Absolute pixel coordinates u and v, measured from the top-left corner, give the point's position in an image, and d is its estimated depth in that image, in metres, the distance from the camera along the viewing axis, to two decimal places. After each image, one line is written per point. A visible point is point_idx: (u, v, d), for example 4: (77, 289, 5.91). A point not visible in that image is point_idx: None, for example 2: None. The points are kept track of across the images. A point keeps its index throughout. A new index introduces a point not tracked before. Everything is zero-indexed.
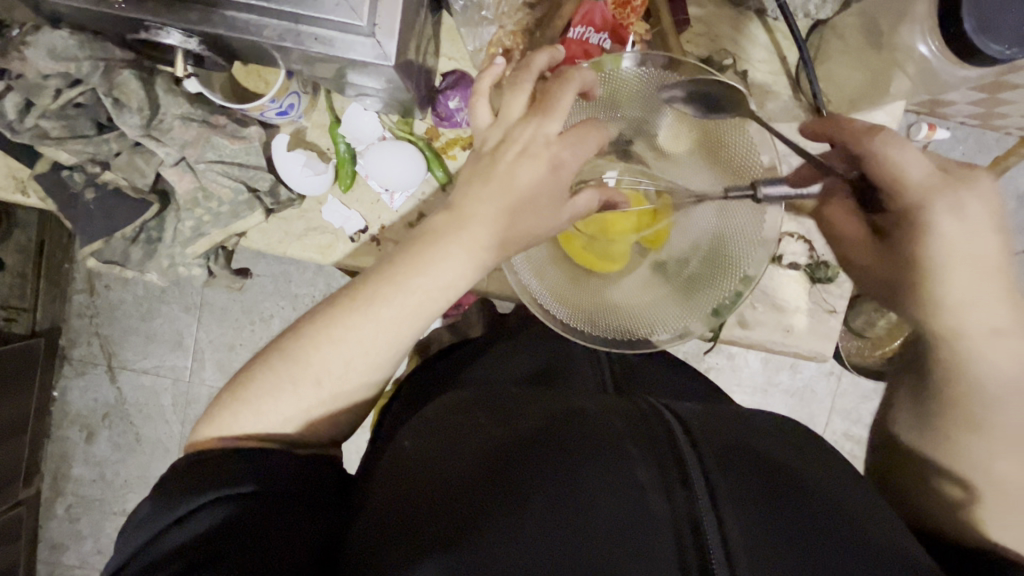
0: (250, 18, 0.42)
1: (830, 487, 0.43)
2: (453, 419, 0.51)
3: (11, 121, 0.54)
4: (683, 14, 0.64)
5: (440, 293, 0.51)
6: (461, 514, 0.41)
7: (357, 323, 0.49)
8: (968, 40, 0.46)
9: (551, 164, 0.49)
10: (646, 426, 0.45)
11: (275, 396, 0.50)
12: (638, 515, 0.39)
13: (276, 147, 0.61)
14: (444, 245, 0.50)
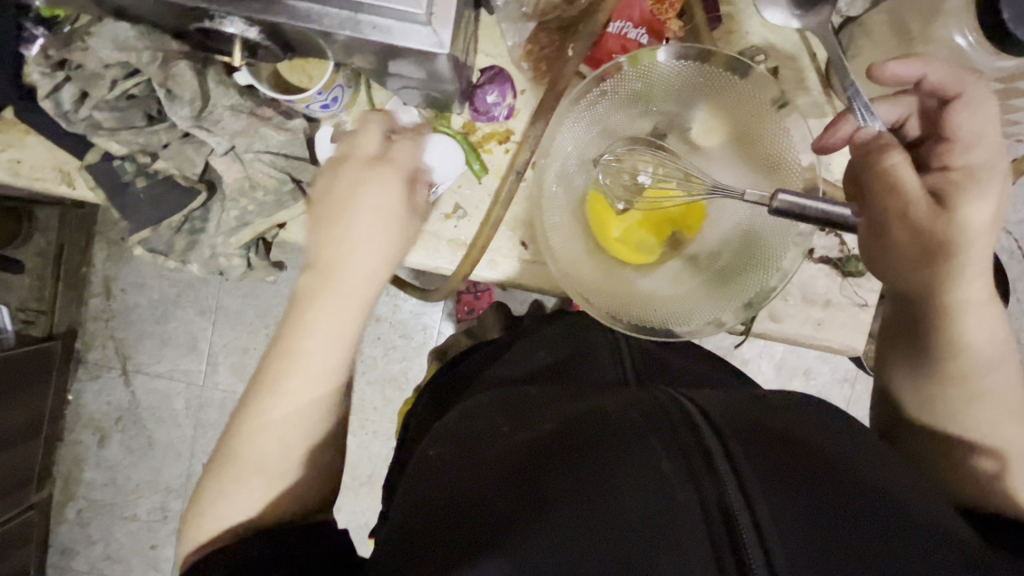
0: (312, 7, 0.44)
1: (869, 473, 0.40)
2: (472, 427, 0.49)
3: (66, 111, 0.56)
4: (716, 11, 0.65)
5: (336, 343, 0.52)
6: (478, 523, 0.38)
7: (268, 408, 0.52)
8: (1007, 29, 0.46)
9: (369, 164, 0.53)
10: (664, 413, 0.41)
11: (226, 497, 0.51)
12: (661, 506, 0.36)
13: (318, 138, 0.61)
14: (324, 303, 0.52)
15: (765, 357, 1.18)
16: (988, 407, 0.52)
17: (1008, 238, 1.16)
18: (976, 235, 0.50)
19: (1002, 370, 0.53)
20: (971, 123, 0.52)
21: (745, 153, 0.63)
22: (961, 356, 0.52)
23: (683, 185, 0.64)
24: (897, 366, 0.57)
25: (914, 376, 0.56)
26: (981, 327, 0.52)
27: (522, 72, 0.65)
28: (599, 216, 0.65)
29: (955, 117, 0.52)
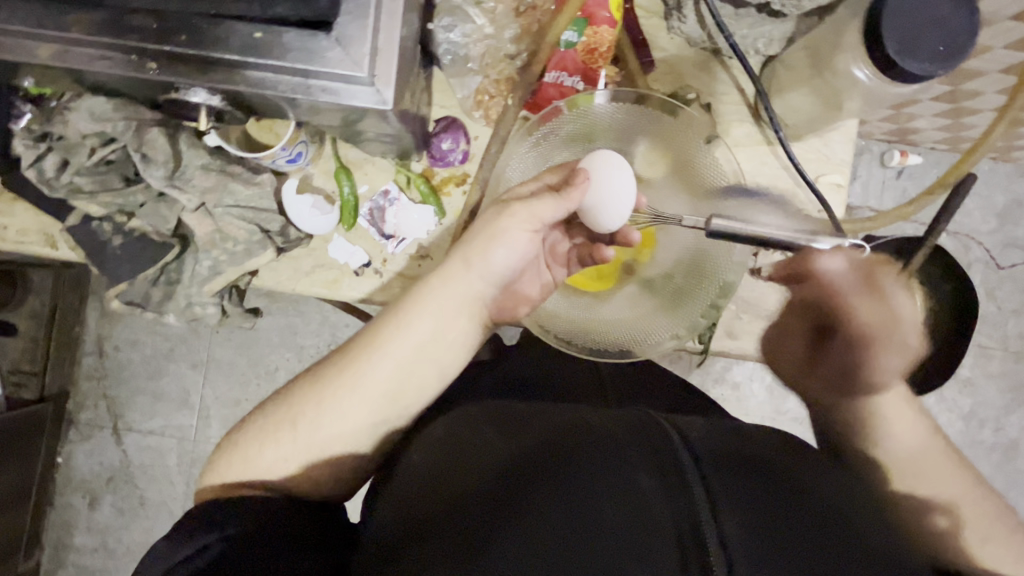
0: (267, 76, 0.49)
1: (835, 499, 0.40)
2: (460, 430, 0.49)
3: (49, 178, 0.61)
4: (649, 57, 0.70)
5: (418, 347, 0.53)
6: (467, 539, 0.38)
7: (344, 393, 0.52)
8: (894, 61, 0.51)
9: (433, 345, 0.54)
10: (646, 434, 0.41)
11: (261, 441, 0.53)
12: (638, 529, 0.35)
13: (285, 191, 0.67)
14: (396, 329, 0.53)
15: (755, 379, 1.19)
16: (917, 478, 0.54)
17: (981, 249, 1.29)
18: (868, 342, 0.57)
19: (918, 434, 0.56)
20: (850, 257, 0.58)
21: (687, 183, 0.68)
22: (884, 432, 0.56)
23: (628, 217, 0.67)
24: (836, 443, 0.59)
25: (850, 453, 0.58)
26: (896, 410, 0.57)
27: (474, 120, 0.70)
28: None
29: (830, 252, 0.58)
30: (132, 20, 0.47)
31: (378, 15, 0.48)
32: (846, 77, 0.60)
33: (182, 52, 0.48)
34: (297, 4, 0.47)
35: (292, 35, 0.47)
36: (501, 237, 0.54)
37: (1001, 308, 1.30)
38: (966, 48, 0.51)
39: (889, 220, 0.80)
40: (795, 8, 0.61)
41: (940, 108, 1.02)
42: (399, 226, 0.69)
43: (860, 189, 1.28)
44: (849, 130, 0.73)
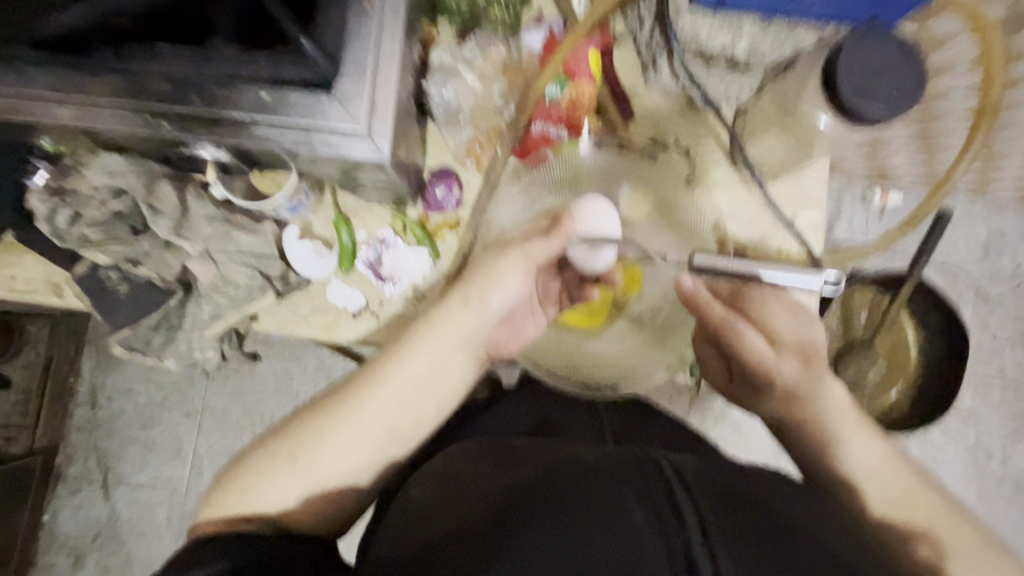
0: (271, 132, 0.52)
1: (828, 535, 0.40)
2: (458, 469, 0.50)
3: (60, 229, 0.63)
4: (628, 106, 0.75)
5: (419, 381, 0.54)
6: (459, 566, 0.38)
7: (344, 426, 0.52)
8: (846, 101, 0.56)
9: (428, 390, 0.55)
10: (639, 470, 0.42)
11: (259, 473, 0.51)
12: (629, 553, 0.35)
13: (286, 238, 0.70)
14: (397, 364, 0.54)
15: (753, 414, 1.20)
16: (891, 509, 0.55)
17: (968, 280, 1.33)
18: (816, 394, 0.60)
19: (878, 454, 0.58)
20: (781, 305, 0.62)
21: (666, 222, 0.71)
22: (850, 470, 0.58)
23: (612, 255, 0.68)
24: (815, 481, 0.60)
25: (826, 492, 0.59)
26: (859, 447, 0.58)
27: (466, 168, 0.74)
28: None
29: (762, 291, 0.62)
30: (148, 84, 0.51)
31: (375, 76, 0.52)
32: (812, 122, 0.64)
33: (193, 111, 0.51)
34: (299, 65, 0.50)
35: (296, 95, 0.51)
36: (501, 274, 0.56)
37: (994, 336, 1.34)
38: (917, 95, 0.55)
39: (868, 252, 0.85)
40: (756, 57, 0.70)
41: (914, 141, 1.14)
42: (395, 268, 0.72)
43: (845, 226, 1.41)
44: (823, 171, 0.75)
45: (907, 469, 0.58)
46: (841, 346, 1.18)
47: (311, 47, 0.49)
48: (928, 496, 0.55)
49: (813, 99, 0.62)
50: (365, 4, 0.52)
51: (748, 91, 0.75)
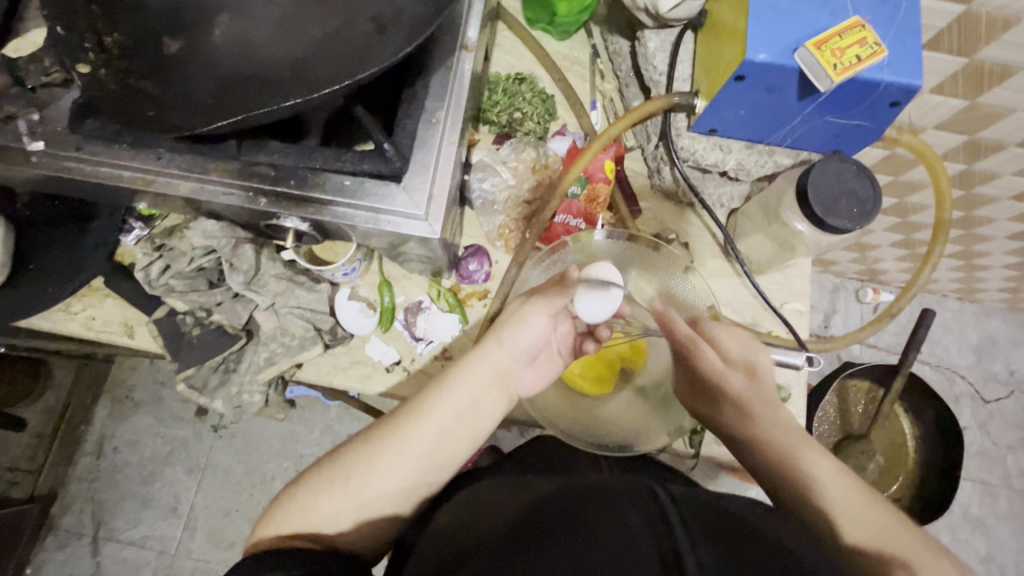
0: (347, 211, 0.65)
1: (793, 542, 0.49)
2: (484, 493, 0.59)
3: (151, 279, 0.75)
4: (636, 204, 0.89)
5: (458, 412, 0.64)
6: (487, 553, 0.46)
7: (392, 449, 0.61)
8: (818, 219, 0.68)
9: (464, 420, 0.64)
10: (636, 493, 0.52)
11: (317, 492, 0.60)
12: (627, 541, 0.44)
13: (338, 298, 0.81)
14: (438, 396, 0.64)
15: None
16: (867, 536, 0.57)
17: None
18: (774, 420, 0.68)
19: (849, 487, 0.61)
20: (731, 338, 0.72)
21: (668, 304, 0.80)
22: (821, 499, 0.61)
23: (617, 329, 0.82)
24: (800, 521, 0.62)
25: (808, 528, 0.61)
26: (827, 476, 0.62)
27: (496, 248, 0.87)
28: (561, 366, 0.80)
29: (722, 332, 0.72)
30: (257, 169, 0.64)
31: (435, 173, 0.65)
32: (790, 226, 0.76)
33: (287, 191, 0.64)
34: (376, 162, 0.65)
35: (371, 183, 0.64)
36: (526, 320, 0.70)
37: None
38: (874, 212, 0.68)
39: (851, 340, 0.94)
40: (747, 175, 0.82)
41: (897, 243, 1.28)
42: (429, 330, 0.81)
43: (841, 321, 1.51)
44: (804, 268, 0.89)
45: (876, 503, 0.60)
46: (839, 439, 1.21)
47: (388, 149, 0.65)
48: (897, 531, 0.57)
49: (791, 209, 0.75)
50: (432, 118, 0.66)
51: (738, 198, 0.88)
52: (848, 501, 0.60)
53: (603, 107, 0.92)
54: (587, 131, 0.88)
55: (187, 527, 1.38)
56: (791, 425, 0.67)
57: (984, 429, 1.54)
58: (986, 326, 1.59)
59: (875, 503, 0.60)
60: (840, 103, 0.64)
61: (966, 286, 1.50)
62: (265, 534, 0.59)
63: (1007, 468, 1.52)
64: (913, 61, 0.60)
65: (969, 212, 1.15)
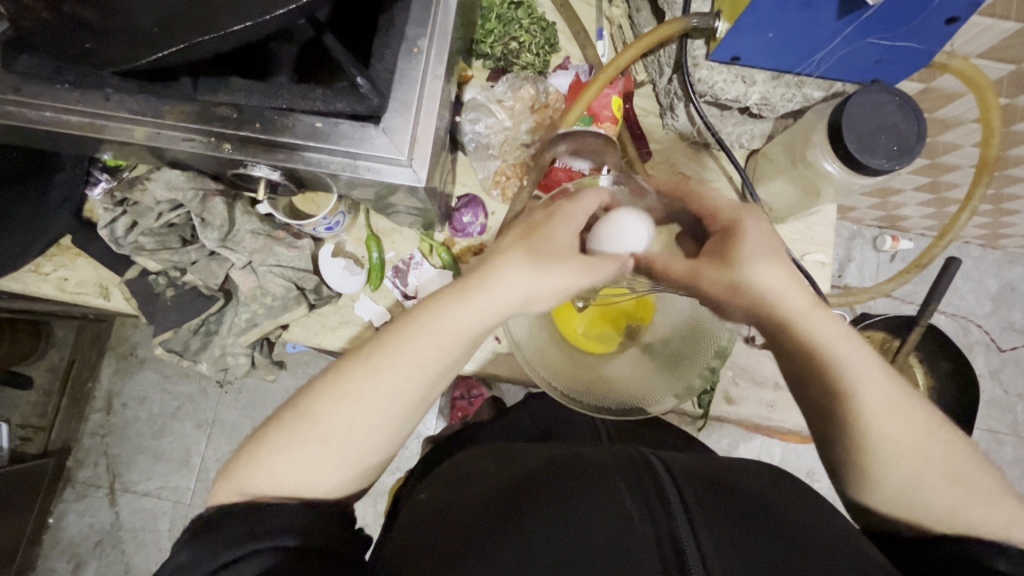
0: (322, 157, 0.58)
1: (803, 516, 0.46)
2: (466, 466, 0.55)
3: (119, 236, 0.70)
4: (647, 148, 0.81)
5: (441, 347, 0.53)
6: (473, 541, 0.44)
7: (368, 390, 0.52)
8: (855, 158, 0.60)
9: (447, 356, 0.54)
10: (633, 468, 0.49)
11: (286, 451, 0.52)
12: (625, 537, 0.42)
13: (322, 254, 0.76)
14: (417, 331, 0.53)
15: (763, 457, 1.25)
16: (916, 474, 0.49)
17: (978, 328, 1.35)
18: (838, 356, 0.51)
19: (923, 438, 0.49)
20: (773, 268, 0.53)
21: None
22: (875, 445, 0.50)
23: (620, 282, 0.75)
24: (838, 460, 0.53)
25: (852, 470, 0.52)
26: (891, 417, 0.50)
27: (492, 198, 0.80)
28: (564, 325, 0.75)
29: (757, 230, 0.55)
30: (217, 111, 0.56)
31: (419, 112, 0.58)
32: (817, 168, 0.68)
33: (253, 136, 0.57)
34: (352, 101, 0.57)
35: (346, 125, 0.56)
36: (516, 246, 0.55)
37: None
38: (915, 149, 0.60)
39: (874, 292, 0.88)
40: (771, 111, 0.73)
41: (922, 188, 1.19)
42: (420, 287, 0.77)
43: (856, 269, 1.44)
44: (828, 215, 0.82)
45: (925, 420, 0.50)
46: None
47: (363, 83, 0.57)
48: (943, 450, 0.50)
49: (819, 148, 0.66)
50: (413, 47, 0.58)
51: (758, 138, 0.80)
52: (908, 439, 0.49)
53: (610, 36, 0.81)
54: (592, 63, 0.78)
55: (199, 480, 1.39)
56: (864, 360, 0.51)
57: (999, 378, 1.50)
58: (1007, 273, 1.51)
59: (926, 417, 0.51)
60: (887, 19, 0.55)
61: (991, 233, 1.41)
62: (226, 494, 0.51)
63: (1021, 417, 1.49)
64: None
65: (1007, 152, 1.05)
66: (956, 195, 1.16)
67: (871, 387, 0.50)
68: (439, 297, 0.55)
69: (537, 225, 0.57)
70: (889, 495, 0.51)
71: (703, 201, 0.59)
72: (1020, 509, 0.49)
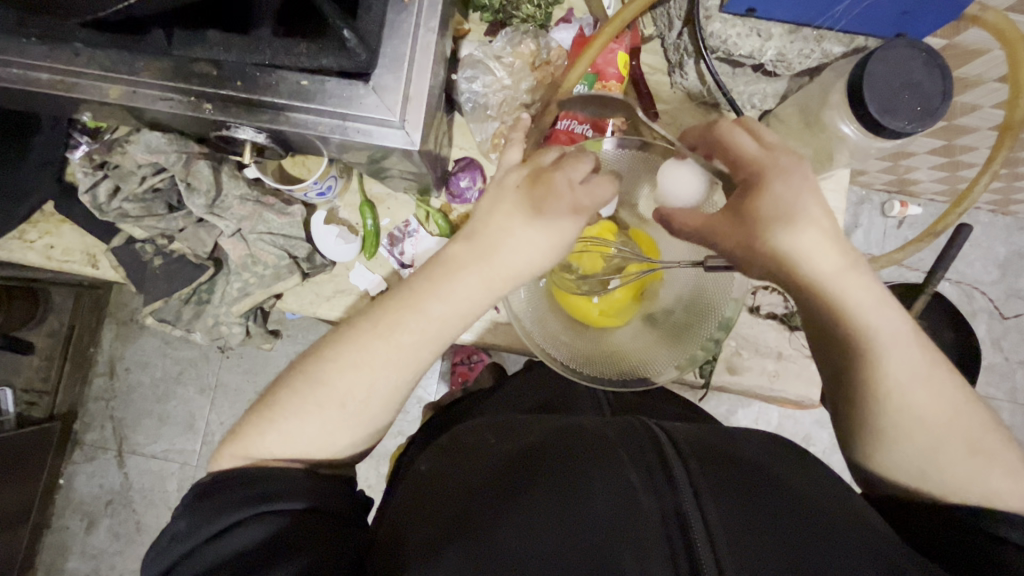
0: (309, 117, 0.55)
1: (808, 489, 0.45)
2: (470, 437, 0.54)
3: (101, 203, 0.67)
4: (653, 109, 0.76)
5: (455, 317, 0.53)
6: (474, 517, 0.43)
7: (380, 350, 0.51)
8: (874, 119, 0.56)
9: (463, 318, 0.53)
10: (637, 437, 0.48)
11: (298, 415, 0.50)
12: (628, 512, 0.42)
13: (314, 221, 0.73)
14: (427, 296, 0.52)
15: (761, 421, 1.25)
16: (927, 452, 0.48)
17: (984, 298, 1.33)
18: (858, 323, 0.48)
19: (943, 408, 0.48)
20: (806, 230, 0.48)
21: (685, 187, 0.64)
22: (892, 416, 0.49)
23: (622, 248, 0.70)
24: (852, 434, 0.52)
25: (875, 447, 0.51)
26: (914, 392, 0.48)
27: (491, 162, 0.77)
28: (569, 300, 0.72)
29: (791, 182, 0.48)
30: (195, 67, 0.53)
31: (411, 69, 0.54)
32: (833, 130, 0.64)
33: (234, 95, 0.54)
34: (339, 56, 0.52)
35: (334, 84, 0.53)
36: (510, 225, 0.52)
37: None
38: (940, 110, 0.56)
39: (883, 261, 0.85)
40: (787, 68, 0.69)
41: (937, 151, 1.14)
42: (416, 254, 0.75)
43: (862, 235, 1.41)
44: (840, 180, 0.78)
45: (945, 385, 0.49)
46: None
47: (350, 36, 0.51)
48: (961, 422, 0.48)
49: (836, 109, 0.62)
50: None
51: (771, 98, 0.76)
52: (929, 412, 0.48)
53: None
54: (597, 15, 0.73)
55: (204, 442, 1.40)
56: (889, 327, 0.48)
57: (1000, 345, 1.49)
58: (1016, 240, 1.48)
59: (954, 385, 0.49)
60: None
61: (1003, 198, 1.37)
62: (230, 453, 0.49)
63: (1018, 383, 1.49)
64: None
65: None
66: (971, 159, 1.12)
67: (888, 354, 0.48)
68: (451, 262, 0.53)
69: (540, 177, 0.52)
70: (898, 465, 0.50)
71: (733, 147, 0.51)
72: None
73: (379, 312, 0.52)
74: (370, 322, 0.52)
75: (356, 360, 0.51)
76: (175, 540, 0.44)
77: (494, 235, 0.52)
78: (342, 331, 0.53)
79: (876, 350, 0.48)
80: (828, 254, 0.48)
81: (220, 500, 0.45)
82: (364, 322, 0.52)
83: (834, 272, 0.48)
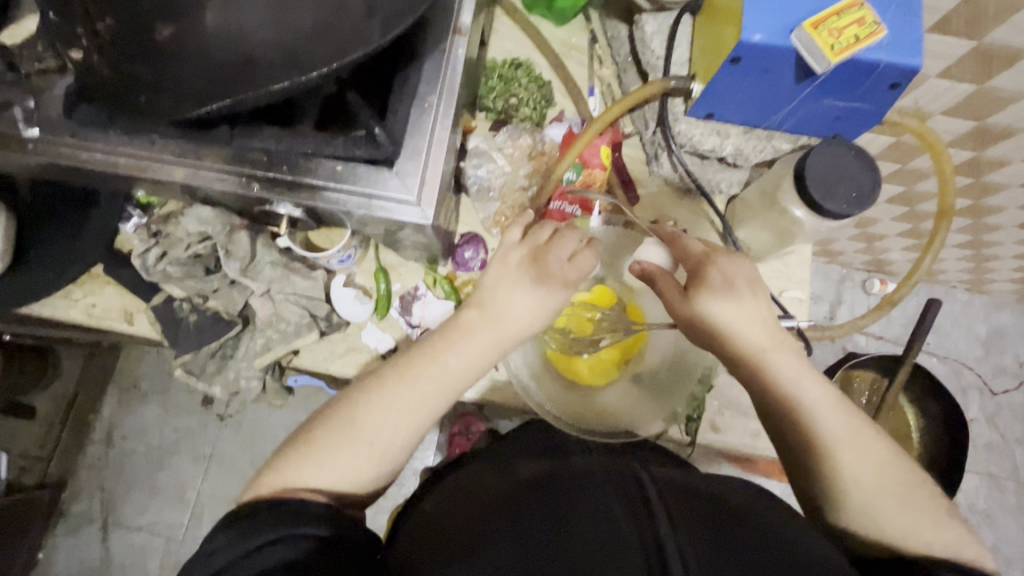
0: (340, 195, 0.64)
1: (777, 526, 0.50)
2: (465, 480, 0.59)
3: (149, 265, 0.76)
4: (634, 193, 0.88)
5: (466, 374, 0.60)
6: (473, 537, 0.47)
7: (404, 396, 0.57)
8: (818, 205, 0.67)
9: (472, 374, 0.60)
10: (621, 479, 0.53)
11: (330, 452, 0.55)
12: (611, 533, 0.46)
13: (334, 284, 0.81)
14: (446, 352, 0.60)
15: None
16: (877, 501, 0.54)
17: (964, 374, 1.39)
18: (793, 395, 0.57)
19: (883, 469, 0.55)
20: (732, 305, 0.59)
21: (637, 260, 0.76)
22: (842, 475, 0.55)
23: (608, 313, 0.78)
24: (810, 487, 0.58)
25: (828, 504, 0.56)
26: (859, 457, 0.55)
27: (492, 236, 0.87)
28: (563, 363, 0.78)
29: (725, 270, 0.61)
30: (249, 155, 0.64)
31: (428, 158, 0.65)
32: (788, 210, 0.75)
33: (280, 177, 0.64)
34: (369, 149, 0.65)
35: (363, 168, 0.64)
36: (513, 295, 0.62)
37: None
38: (873, 198, 0.67)
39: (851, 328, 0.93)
40: (745, 160, 0.82)
41: (906, 233, 1.27)
42: (424, 317, 0.82)
43: (847, 312, 1.49)
44: (804, 256, 0.88)
45: (884, 448, 0.56)
46: None
47: (381, 133, 0.65)
48: (896, 477, 0.55)
49: (789, 194, 0.73)
50: (424, 103, 0.66)
51: (737, 184, 0.88)
52: (872, 469, 0.54)
53: (601, 93, 0.91)
54: (584, 116, 0.87)
55: (193, 515, 1.40)
56: (826, 397, 0.57)
57: (992, 422, 1.52)
58: (994, 318, 1.57)
59: (876, 445, 0.56)
60: (838, 85, 0.64)
61: (975, 277, 1.48)
62: (265, 485, 0.54)
63: (1014, 461, 1.50)
64: (914, 40, 0.60)
65: (982, 201, 1.14)
66: None
67: (829, 417, 0.56)
68: (464, 326, 0.61)
69: (541, 259, 0.63)
70: (853, 516, 0.55)
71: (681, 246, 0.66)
72: (961, 535, 0.53)
73: (399, 367, 0.59)
74: (394, 373, 0.59)
75: (381, 404, 0.57)
76: (208, 558, 0.47)
77: (502, 301, 0.62)
78: (367, 384, 0.59)
79: (816, 415, 0.56)
80: (767, 331, 0.59)
81: (254, 521, 0.48)
82: (388, 372, 0.59)
83: (775, 350, 0.59)
